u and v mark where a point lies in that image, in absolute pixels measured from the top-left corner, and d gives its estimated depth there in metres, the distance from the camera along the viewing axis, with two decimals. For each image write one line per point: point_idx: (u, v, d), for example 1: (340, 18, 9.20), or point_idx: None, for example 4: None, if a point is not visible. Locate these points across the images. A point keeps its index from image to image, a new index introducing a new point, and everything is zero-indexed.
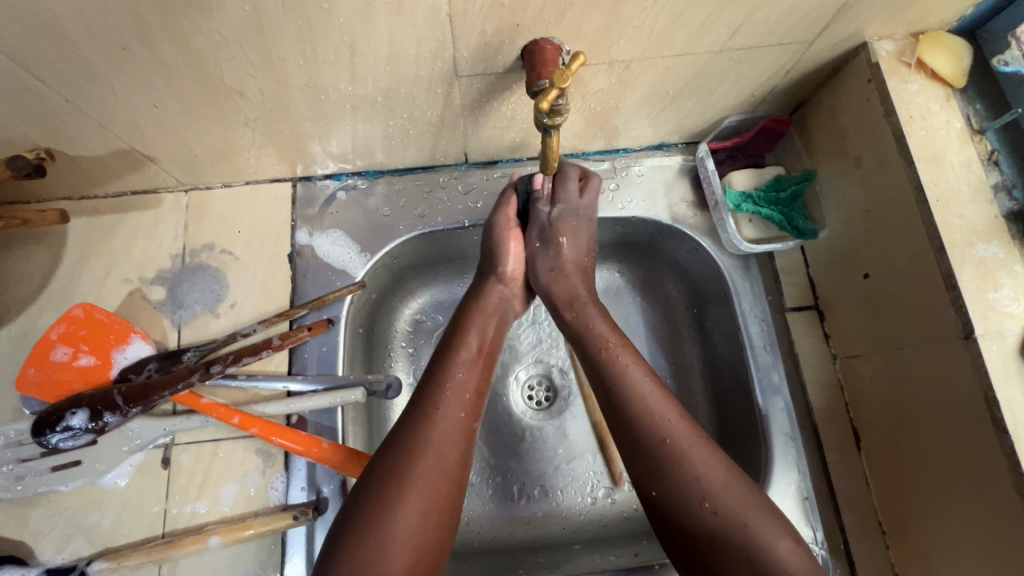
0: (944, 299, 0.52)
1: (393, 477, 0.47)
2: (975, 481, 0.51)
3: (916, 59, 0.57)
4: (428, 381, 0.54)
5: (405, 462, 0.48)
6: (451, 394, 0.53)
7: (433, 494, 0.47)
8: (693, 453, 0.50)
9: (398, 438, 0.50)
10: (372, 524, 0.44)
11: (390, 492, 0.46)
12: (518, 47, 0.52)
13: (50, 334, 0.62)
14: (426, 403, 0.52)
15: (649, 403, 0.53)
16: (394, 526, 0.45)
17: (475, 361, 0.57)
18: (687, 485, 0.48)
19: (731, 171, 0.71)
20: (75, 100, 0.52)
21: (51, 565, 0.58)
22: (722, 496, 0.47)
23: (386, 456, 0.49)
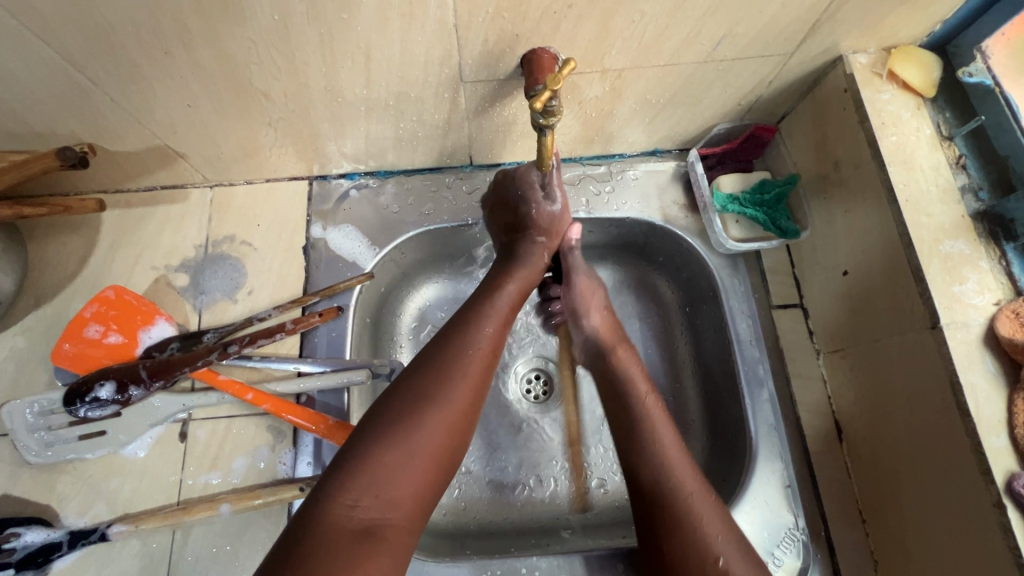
0: (914, 293, 0.56)
1: (429, 395, 0.51)
2: (945, 466, 0.53)
3: (887, 71, 0.62)
4: (465, 316, 0.59)
5: (440, 383, 0.52)
6: (486, 328, 0.58)
7: (459, 416, 0.51)
8: (694, 499, 0.54)
9: (435, 361, 0.54)
10: (403, 434, 0.48)
11: (426, 404, 0.50)
12: (518, 56, 0.57)
13: (85, 313, 0.68)
14: (471, 328, 0.57)
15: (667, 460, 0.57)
16: (422, 438, 0.49)
17: (510, 299, 0.62)
18: (694, 537, 0.52)
19: (719, 176, 0.76)
20: (119, 99, 0.58)
21: (74, 527, 0.62)
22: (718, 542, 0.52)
23: (424, 374, 0.53)
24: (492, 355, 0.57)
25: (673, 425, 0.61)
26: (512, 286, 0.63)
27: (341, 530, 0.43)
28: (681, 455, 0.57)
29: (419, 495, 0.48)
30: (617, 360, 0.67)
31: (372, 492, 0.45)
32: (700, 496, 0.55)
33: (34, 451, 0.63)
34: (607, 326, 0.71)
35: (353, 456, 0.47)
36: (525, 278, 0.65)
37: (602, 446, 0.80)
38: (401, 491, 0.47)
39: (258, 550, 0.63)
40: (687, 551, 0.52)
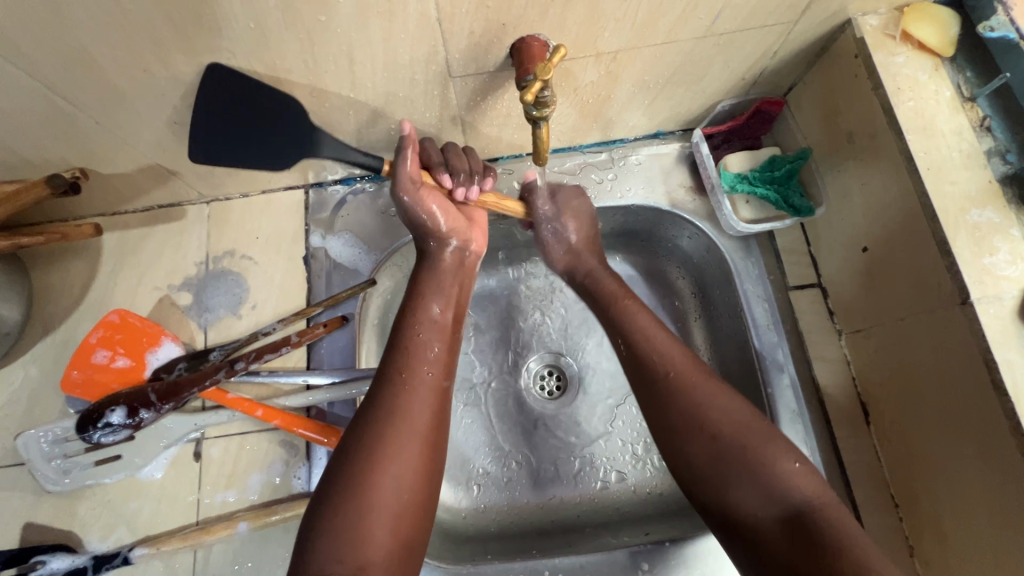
0: (940, 267, 0.53)
1: (371, 441, 0.51)
2: (986, 450, 0.50)
3: (901, 32, 0.58)
4: (395, 345, 0.59)
5: (380, 427, 0.52)
6: (417, 356, 0.58)
7: (411, 456, 0.52)
8: (689, 385, 0.57)
9: (377, 399, 0.54)
10: (359, 484, 0.49)
11: (371, 457, 0.50)
12: (507, 46, 0.55)
13: (91, 339, 0.68)
14: (403, 364, 0.57)
15: (666, 362, 0.59)
16: (380, 482, 0.50)
17: (441, 324, 0.62)
18: (688, 415, 0.55)
19: (726, 156, 0.73)
20: (104, 121, 0.57)
21: (97, 552, 0.63)
22: (720, 424, 0.54)
23: (368, 415, 0.53)
24: (440, 382, 0.57)
25: (649, 312, 0.64)
26: (438, 309, 0.62)
27: None
28: (676, 348, 0.60)
29: (393, 540, 0.49)
30: (590, 272, 0.70)
31: (342, 556, 0.47)
32: (698, 374, 0.58)
33: (52, 479, 0.64)
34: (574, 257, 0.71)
35: (314, 526, 0.48)
36: (452, 297, 0.64)
37: (620, 439, 0.79)
38: (372, 544, 0.48)
39: (280, 565, 0.63)
40: (683, 431, 0.55)
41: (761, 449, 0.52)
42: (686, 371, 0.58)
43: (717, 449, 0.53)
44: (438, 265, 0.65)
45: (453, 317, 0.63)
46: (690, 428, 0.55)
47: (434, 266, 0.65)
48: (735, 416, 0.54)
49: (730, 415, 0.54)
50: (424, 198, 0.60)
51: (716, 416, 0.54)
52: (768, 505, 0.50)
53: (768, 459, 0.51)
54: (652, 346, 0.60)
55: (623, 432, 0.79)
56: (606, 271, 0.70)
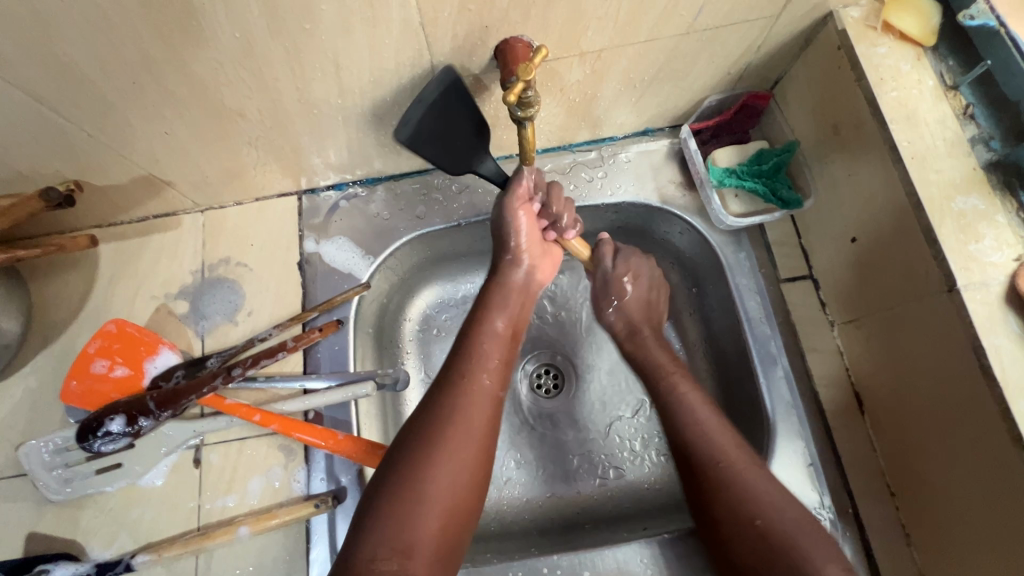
0: (927, 256, 0.53)
1: (428, 434, 0.53)
2: (977, 436, 0.50)
3: (882, 23, 0.59)
4: (460, 351, 0.60)
5: (438, 426, 0.54)
6: (478, 362, 0.59)
7: (465, 457, 0.53)
8: (742, 475, 0.57)
9: (437, 399, 0.56)
10: (414, 476, 0.50)
11: (427, 451, 0.52)
12: (491, 48, 0.55)
13: (89, 349, 0.68)
14: (465, 366, 0.58)
15: (708, 443, 0.59)
16: (432, 482, 0.50)
17: (500, 335, 0.62)
18: (734, 508, 0.55)
19: (715, 150, 0.73)
20: (96, 134, 0.58)
21: (100, 560, 0.63)
22: (773, 521, 0.54)
23: (425, 419, 0.54)
24: (496, 391, 0.58)
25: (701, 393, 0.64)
26: (501, 322, 0.63)
27: None
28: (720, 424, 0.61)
29: (438, 537, 0.50)
30: (641, 343, 0.71)
31: (387, 543, 0.47)
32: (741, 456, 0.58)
33: (54, 488, 0.64)
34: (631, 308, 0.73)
35: (368, 509, 0.50)
36: (515, 312, 0.65)
37: (618, 436, 0.79)
38: (416, 534, 0.49)
39: (281, 569, 0.63)
40: (728, 522, 0.55)
41: (807, 548, 0.52)
42: (724, 451, 0.58)
43: (764, 543, 0.53)
44: (508, 281, 0.66)
45: (512, 332, 0.64)
46: (720, 492, 0.57)
47: (505, 282, 0.66)
48: (789, 512, 0.54)
49: (778, 508, 0.54)
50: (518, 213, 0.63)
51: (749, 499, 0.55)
52: None
53: (810, 557, 0.51)
54: (699, 430, 0.60)
55: (620, 428, 0.79)
56: (658, 347, 0.70)
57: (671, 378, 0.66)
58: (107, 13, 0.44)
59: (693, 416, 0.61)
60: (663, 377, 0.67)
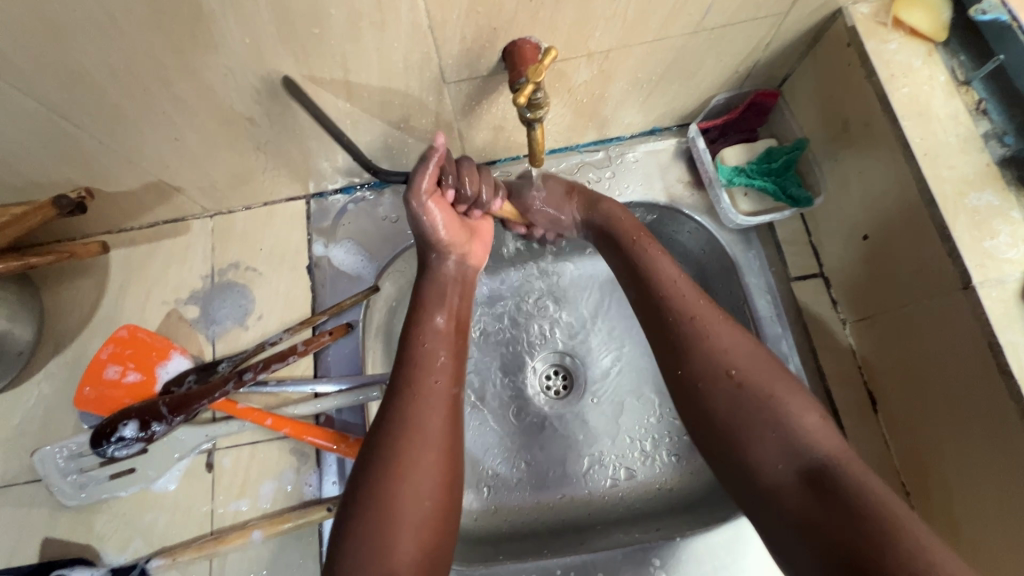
0: (941, 252, 0.53)
1: (385, 455, 0.51)
2: (996, 434, 0.50)
3: (893, 19, 0.58)
4: (401, 358, 0.57)
5: (394, 441, 0.51)
6: (425, 367, 0.56)
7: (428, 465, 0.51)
8: (755, 376, 0.52)
9: (387, 412, 0.54)
10: (377, 499, 0.49)
11: (387, 471, 0.50)
12: (499, 50, 0.55)
13: (102, 355, 0.69)
14: (412, 373, 0.56)
15: (731, 353, 0.54)
16: (400, 497, 0.49)
17: (444, 333, 0.60)
18: (732, 398, 0.52)
19: (722, 149, 0.73)
20: (107, 141, 0.58)
21: (115, 564, 0.64)
22: (748, 369, 0.53)
23: (377, 435, 0.52)
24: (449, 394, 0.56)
25: (710, 301, 0.58)
26: (442, 317, 0.61)
27: None
28: (750, 346, 0.54)
29: (420, 553, 0.48)
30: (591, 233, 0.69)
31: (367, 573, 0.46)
32: (774, 372, 0.53)
33: (68, 494, 0.65)
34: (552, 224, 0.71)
35: (339, 543, 0.48)
36: (454, 306, 0.63)
37: (628, 436, 0.79)
38: (397, 559, 0.47)
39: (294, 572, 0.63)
40: (729, 405, 0.52)
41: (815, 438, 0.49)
42: (771, 379, 0.52)
43: (787, 440, 0.49)
44: (438, 279, 0.64)
45: (456, 325, 0.62)
46: (745, 419, 0.51)
47: (434, 277, 0.64)
48: (796, 406, 0.50)
49: (817, 431, 0.49)
50: (432, 207, 0.59)
51: (808, 437, 0.49)
52: (799, 474, 0.48)
53: (821, 449, 0.48)
54: (707, 339, 0.55)
55: (630, 429, 0.79)
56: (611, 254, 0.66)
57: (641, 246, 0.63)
58: (118, 21, 0.44)
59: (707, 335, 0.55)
60: (630, 246, 0.63)
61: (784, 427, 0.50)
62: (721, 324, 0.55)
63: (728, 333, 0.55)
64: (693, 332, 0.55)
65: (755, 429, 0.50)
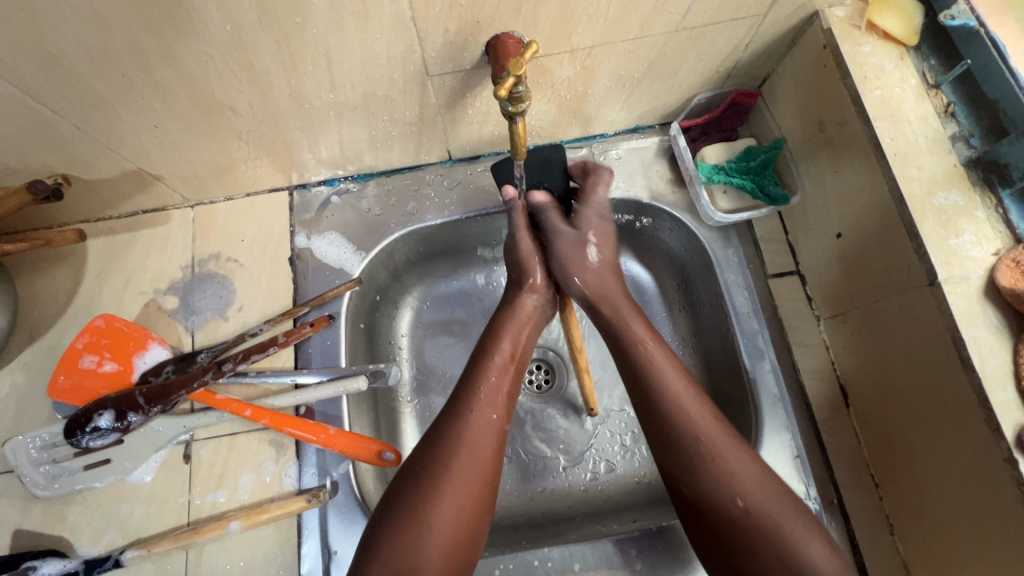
0: (909, 249, 0.54)
1: (431, 470, 0.53)
2: (958, 427, 0.52)
3: (866, 22, 0.60)
4: (465, 382, 0.59)
5: (441, 458, 0.53)
6: (485, 395, 0.58)
7: (468, 486, 0.52)
8: (720, 449, 0.54)
9: (440, 431, 0.56)
10: (414, 510, 0.51)
11: (429, 485, 0.52)
12: (483, 43, 0.56)
13: (77, 344, 0.68)
14: (470, 397, 0.58)
15: (699, 425, 0.55)
16: (434, 508, 0.51)
17: (507, 367, 0.61)
18: (717, 482, 0.52)
19: (703, 147, 0.74)
20: (84, 127, 0.57)
21: (88, 556, 0.63)
22: (754, 496, 0.51)
23: (426, 447, 0.55)
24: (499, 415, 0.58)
25: (676, 366, 0.60)
26: (506, 343, 0.63)
27: None
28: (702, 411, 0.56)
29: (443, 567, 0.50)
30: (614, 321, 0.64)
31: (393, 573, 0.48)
32: (783, 502, 0.51)
33: (41, 484, 0.64)
34: (598, 282, 0.67)
35: (375, 539, 0.51)
36: (520, 336, 0.65)
37: (608, 431, 0.80)
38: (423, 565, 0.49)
39: (272, 563, 0.63)
40: (707, 496, 0.52)
41: (791, 527, 0.50)
42: (719, 443, 0.54)
43: (751, 520, 0.50)
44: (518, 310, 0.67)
45: (515, 358, 0.63)
46: (719, 504, 0.52)
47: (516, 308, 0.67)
48: (764, 489, 0.52)
49: (762, 488, 0.52)
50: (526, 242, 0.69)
51: (753, 496, 0.51)
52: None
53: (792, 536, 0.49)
54: (661, 396, 0.57)
55: (611, 424, 0.80)
56: (636, 319, 0.64)
57: (649, 354, 0.60)
58: (95, 4, 0.44)
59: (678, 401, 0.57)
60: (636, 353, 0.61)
61: (782, 540, 0.49)
62: (688, 392, 0.57)
63: (700, 407, 0.56)
64: (652, 400, 0.58)
65: (706, 485, 0.53)
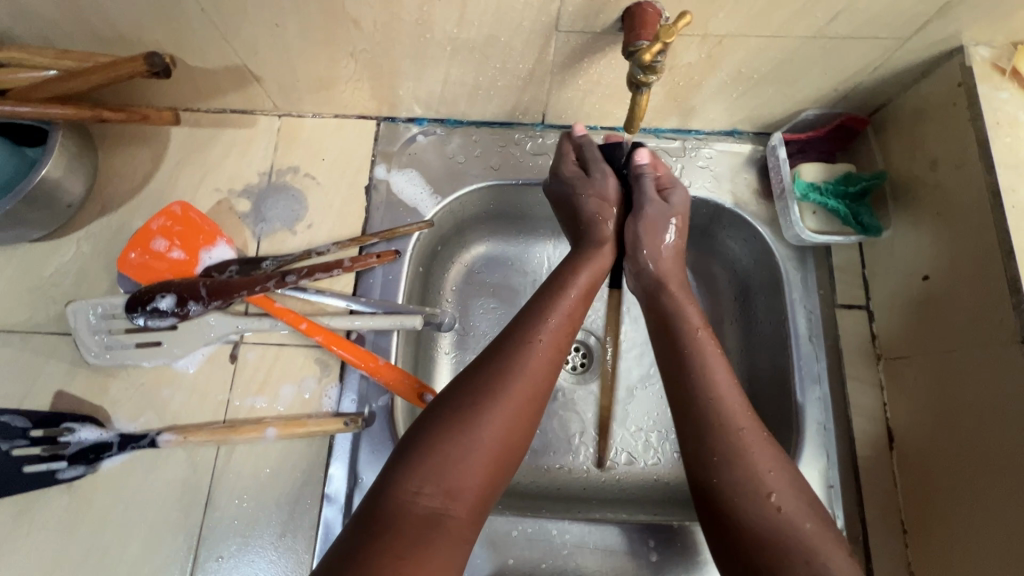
0: (1006, 304, 0.53)
1: (488, 384, 0.51)
2: (1015, 488, 0.51)
3: (1010, 68, 0.58)
4: (532, 307, 0.58)
5: (500, 375, 0.52)
6: (551, 324, 0.56)
7: (519, 409, 0.51)
8: (757, 446, 0.51)
9: (500, 347, 0.54)
10: (465, 419, 0.49)
11: (485, 398, 0.50)
12: (621, 9, 0.55)
13: (152, 225, 0.68)
14: (537, 320, 0.56)
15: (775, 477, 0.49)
16: (483, 429, 0.49)
17: (576, 296, 0.60)
18: (751, 476, 0.49)
19: (800, 164, 0.73)
20: (209, 10, 0.57)
21: (124, 431, 0.64)
22: (785, 493, 0.48)
23: (480, 370, 0.52)
24: (555, 353, 0.55)
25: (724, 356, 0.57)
26: (582, 278, 0.61)
27: (403, 513, 0.44)
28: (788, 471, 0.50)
29: (484, 484, 0.48)
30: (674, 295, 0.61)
31: (434, 479, 0.46)
32: (812, 504, 0.48)
33: (93, 351, 0.65)
34: (667, 264, 0.64)
35: (417, 441, 0.48)
36: (593, 274, 0.62)
37: (635, 424, 0.79)
38: (466, 477, 0.47)
39: (298, 476, 0.64)
40: (739, 490, 0.49)
41: (817, 531, 0.46)
42: (807, 506, 0.48)
43: (774, 517, 0.47)
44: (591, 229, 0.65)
45: (587, 291, 0.61)
46: (755, 494, 0.48)
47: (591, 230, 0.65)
48: (793, 485, 0.49)
49: (799, 500, 0.48)
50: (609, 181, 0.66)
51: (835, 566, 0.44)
52: None
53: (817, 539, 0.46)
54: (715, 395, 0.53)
55: (638, 418, 0.80)
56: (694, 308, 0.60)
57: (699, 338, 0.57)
58: None
59: (754, 449, 0.50)
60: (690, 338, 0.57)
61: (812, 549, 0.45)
62: (737, 395, 0.54)
63: (770, 452, 0.51)
64: (700, 400, 0.53)
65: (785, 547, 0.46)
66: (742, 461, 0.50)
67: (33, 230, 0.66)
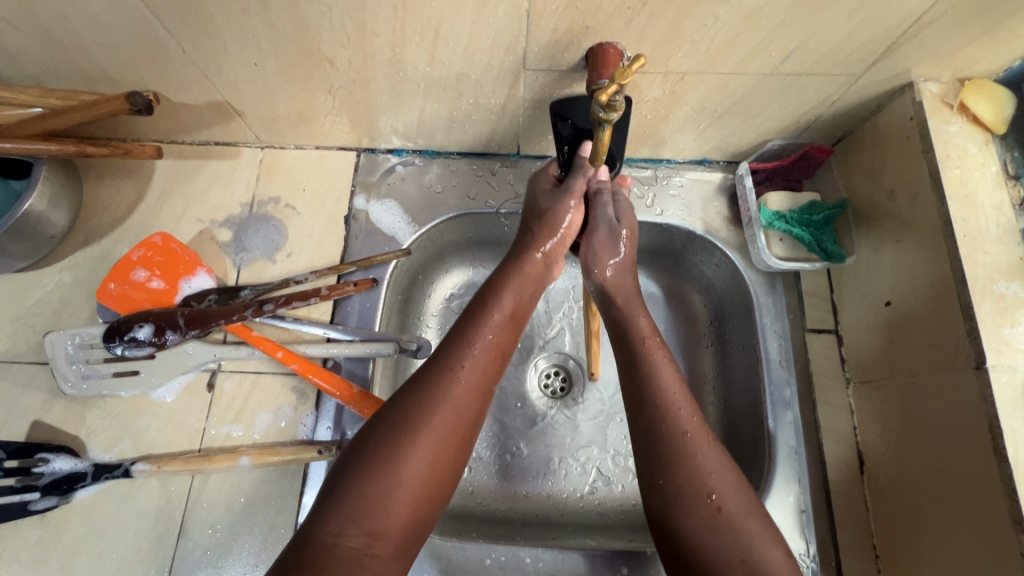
0: (960, 329, 0.55)
1: (407, 422, 0.49)
2: (975, 513, 0.52)
3: (959, 103, 0.61)
4: (459, 334, 0.56)
5: (423, 410, 0.50)
6: (479, 352, 0.55)
7: (444, 446, 0.49)
8: (699, 449, 0.51)
9: (423, 377, 0.52)
10: (389, 460, 0.47)
11: (405, 436, 0.48)
12: (585, 48, 0.57)
13: (133, 256, 0.70)
14: (457, 350, 0.54)
15: (717, 478, 0.50)
16: (404, 468, 0.47)
17: (504, 321, 0.58)
18: (690, 475, 0.50)
19: (767, 193, 0.75)
20: (190, 51, 0.59)
21: (99, 461, 0.64)
22: (728, 497, 0.49)
23: (401, 404, 0.50)
24: (485, 376, 0.54)
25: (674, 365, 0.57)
26: (506, 300, 0.59)
27: (325, 561, 0.42)
28: (734, 475, 0.51)
29: (407, 524, 0.46)
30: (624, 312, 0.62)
31: (356, 523, 0.44)
32: (754, 508, 0.49)
33: (70, 381, 0.65)
34: (618, 278, 0.64)
35: (336, 487, 0.46)
36: (521, 296, 0.61)
37: (614, 449, 0.80)
38: (388, 519, 0.45)
39: (272, 505, 0.64)
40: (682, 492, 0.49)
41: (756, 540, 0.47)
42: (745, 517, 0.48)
43: (713, 524, 0.47)
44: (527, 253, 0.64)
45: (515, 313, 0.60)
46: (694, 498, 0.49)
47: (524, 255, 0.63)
48: (734, 486, 0.49)
49: (741, 499, 0.49)
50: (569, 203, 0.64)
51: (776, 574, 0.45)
52: None
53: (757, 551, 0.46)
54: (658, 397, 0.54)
55: (617, 443, 0.80)
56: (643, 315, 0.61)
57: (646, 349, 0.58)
58: None
59: (695, 455, 0.51)
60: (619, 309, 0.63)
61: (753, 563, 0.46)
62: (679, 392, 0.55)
63: (715, 456, 0.51)
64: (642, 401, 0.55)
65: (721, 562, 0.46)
66: (684, 465, 0.50)
67: (16, 261, 0.67)
